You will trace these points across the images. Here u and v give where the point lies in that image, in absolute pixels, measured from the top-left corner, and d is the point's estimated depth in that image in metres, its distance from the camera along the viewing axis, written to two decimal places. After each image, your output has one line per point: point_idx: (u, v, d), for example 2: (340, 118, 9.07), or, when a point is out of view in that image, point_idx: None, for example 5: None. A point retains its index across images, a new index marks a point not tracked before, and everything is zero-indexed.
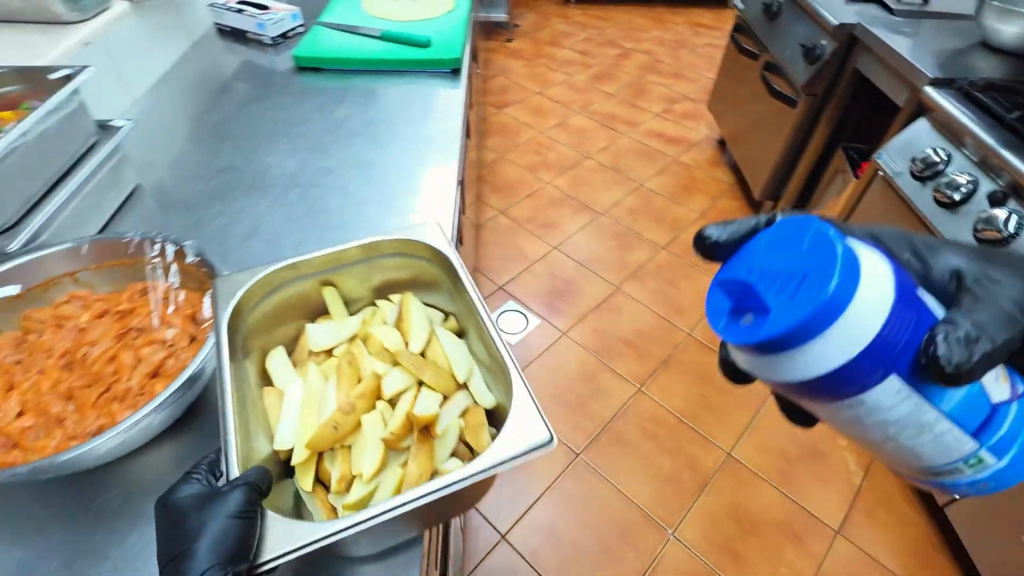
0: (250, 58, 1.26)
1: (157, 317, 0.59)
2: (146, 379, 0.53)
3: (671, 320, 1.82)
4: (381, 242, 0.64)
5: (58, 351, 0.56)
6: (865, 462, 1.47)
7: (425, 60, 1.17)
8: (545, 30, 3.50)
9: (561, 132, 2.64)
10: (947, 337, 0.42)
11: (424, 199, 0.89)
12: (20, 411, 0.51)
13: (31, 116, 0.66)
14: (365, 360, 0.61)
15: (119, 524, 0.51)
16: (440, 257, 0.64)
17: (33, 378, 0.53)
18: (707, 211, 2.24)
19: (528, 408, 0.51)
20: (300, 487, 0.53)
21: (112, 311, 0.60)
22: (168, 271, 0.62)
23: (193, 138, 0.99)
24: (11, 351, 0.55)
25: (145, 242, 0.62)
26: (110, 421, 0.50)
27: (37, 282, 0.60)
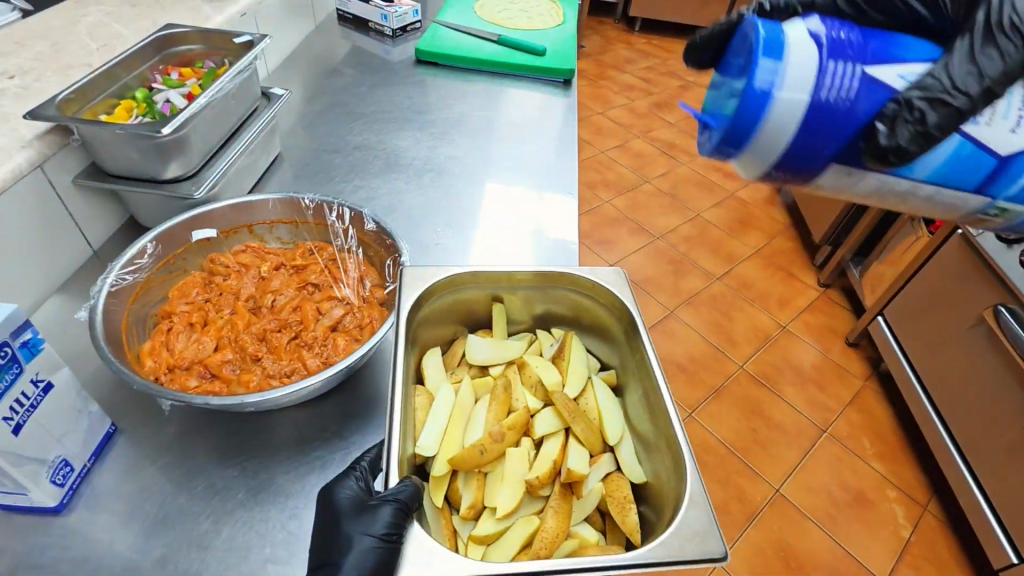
0: (369, 46, 1.31)
1: (331, 278, 0.64)
2: (328, 332, 0.58)
3: (723, 351, 1.82)
4: (569, 274, 0.58)
5: (244, 295, 0.61)
6: (914, 516, 1.46)
7: (540, 68, 1.21)
8: (609, 54, 3.56)
9: (621, 153, 2.68)
10: (897, 120, 0.35)
11: (546, 201, 0.92)
12: (218, 346, 0.56)
13: (224, 75, 0.69)
14: (520, 390, 0.55)
15: (293, 466, 0.54)
16: (623, 312, 0.57)
17: (227, 317, 0.58)
18: (762, 248, 2.25)
19: (703, 514, 0.44)
20: (430, 501, 0.50)
21: (288, 265, 0.65)
22: (347, 235, 0.66)
23: (328, 117, 1.05)
24: (202, 290, 0.61)
25: (324, 206, 0.66)
26: (301, 365, 0.55)
27: (224, 229, 0.65)
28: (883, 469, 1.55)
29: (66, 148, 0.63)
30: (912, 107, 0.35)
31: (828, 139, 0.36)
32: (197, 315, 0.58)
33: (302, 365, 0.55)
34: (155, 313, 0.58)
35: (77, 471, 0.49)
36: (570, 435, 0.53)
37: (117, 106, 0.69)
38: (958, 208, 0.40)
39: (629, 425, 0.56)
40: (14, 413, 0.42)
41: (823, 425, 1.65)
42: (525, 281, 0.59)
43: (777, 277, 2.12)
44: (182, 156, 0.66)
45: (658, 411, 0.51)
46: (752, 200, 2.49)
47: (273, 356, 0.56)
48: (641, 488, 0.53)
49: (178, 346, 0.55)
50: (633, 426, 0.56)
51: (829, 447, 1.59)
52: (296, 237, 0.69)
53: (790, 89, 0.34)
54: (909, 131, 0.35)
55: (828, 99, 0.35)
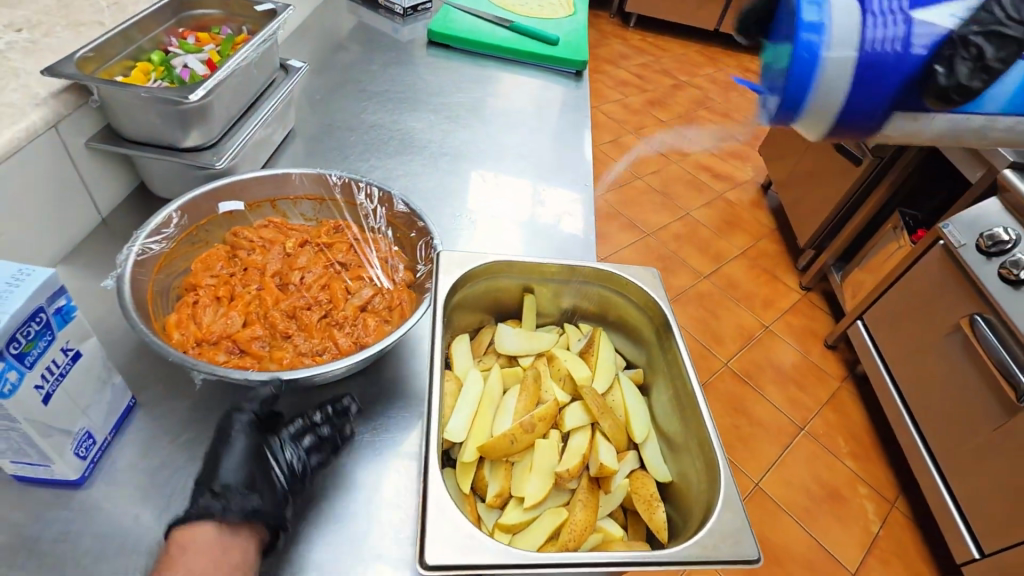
0: (379, 24, 1.29)
1: (357, 258, 0.64)
2: (357, 312, 0.58)
3: (708, 348, 1.87)
4: (601, 270, 0.59)
5: (270, 271, 0.60)
6: (882, 511, 1.53)
7: (552, 57, 1.21)
8: (603, 48, 3.57)
9: (614, 149, 2.70)
10: (955, 65, 0.33)
11: (559, 192, 0.92)
12: (246, 322, 0.55)
13: (248, 43, 0.67)
14: (549, 381, 0.53)
15: None
16: (656, 311, 0.57)
17: (255, 293, 0.58)
18: (748, 249, 2.30)
19: (739, 517, 0.41)
20: (455, 487, 0.46)
21: (313, 242, 0.65)
22: (375, 215, 0.67)
23: (339, 93, 1.03)
24: (226, 264, 0.60)
25: (352, 185, 0.67)
26: (332, 345, 0.55)
27: (250, 202, 0.65)
28: (856, 467, 1.62)
29: (82, 108, 0.60)
30: (969, 42, 0.32)
31: (877, 95, 0.35)
32: (223, 288, 0.58)
33: (333, 344, 0.55)
34: (177, 286, 0.57)
35: (98, 444, 0.48)
36: (596, 431, 0.51)
37: (132, 68, 0.66)
38: None
39: (654, 424, 0.55)
40: (46, 381, 0.40)
41: (801, 422, 1.70)
42: (556, 274, 0.59)
43: (761, 279, 2.17)
44: (204, 124, 0.64)
45: (689, 408, 0.50)
46: (739, 202, 2.54)
47: (303, 334, 0.56)
48: (666, 489, 0.50)
49: (206, 319, 0.54)
50: (658, 424, 0.54)
51: (806, 444, 1.65)
52: (318, 215, 0.70)
53: (839, 46, 0.33)
54: (970, 66, 0.32)
55: (875, 53, 0.33)
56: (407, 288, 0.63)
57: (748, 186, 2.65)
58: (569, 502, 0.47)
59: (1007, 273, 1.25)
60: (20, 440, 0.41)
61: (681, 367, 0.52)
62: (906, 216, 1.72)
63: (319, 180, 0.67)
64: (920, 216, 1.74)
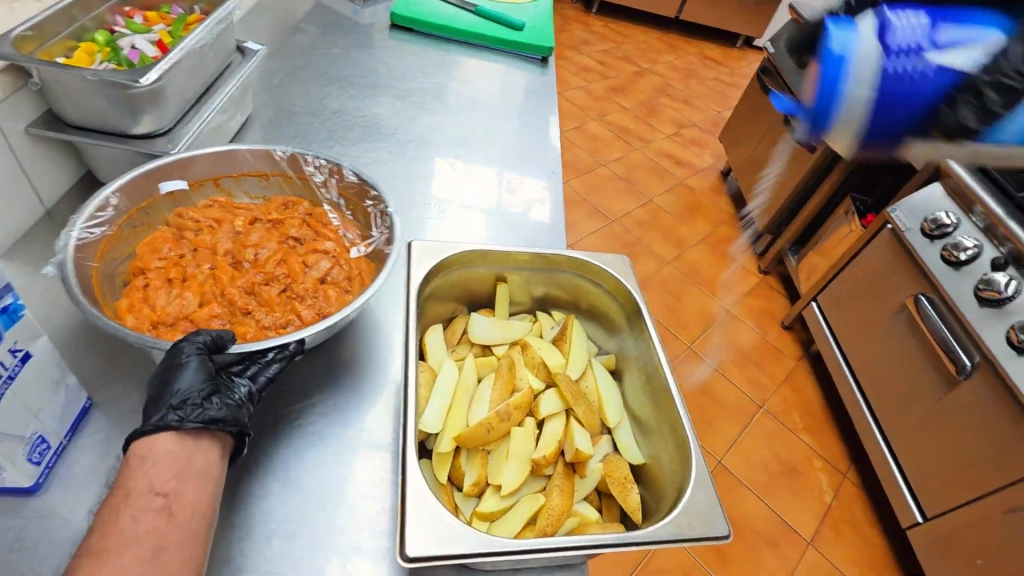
0: (338, 6, 1.25)
1: (312, 232, 0.63)
2: (317, 285, 0.57)
3: (672, 331, 1.91)
4: (573, 257, 0.59)
5: (222, 249, 0.58)
6: (835, 482, 1.61)
7: (518, 43, 1.20)
8: (566, 34, 3.56)
9: (578, 136, 2.71)
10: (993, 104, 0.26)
11: (525, 180, 0.92)
12: (201, 302, 0.53)
13: (202, 24, 0.64)
14: (524, 371, 0.54)
15: (279, 433, 0.52)
16: (627, 297, 0.58)
17: (207, 274, 0.56)
18: (709, 235, 2.36)
19: (709, 495, 0.43)
20: (434, 479, 0.46)
21: (263, 220, 0.63)
22: (329, 182, 0.65)
23: (299, 78, 0.99)
24: (175, 246, 0.58)
25: (300, 158, 0.65)
26: (294, 318, 0.54)
27: (192, 181, 0.62)
28: (811, 441, 1.70)
29: (20, 91, 0.56)
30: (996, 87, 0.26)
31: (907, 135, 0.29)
32: (173, 271, 0.55)
33: (296, 317, 0.54)
34: (124, 271, 0.55)
35: (53, 449, 0.45)
36: (570, 417, 0.52)
37: (74, 49, 0.62)
38: None
39: (626, 409, 0.56)
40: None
41: (760, 401, 1.77)
42: (527, 262, 0.60)
43: (722, 263, 2.24)
44: (157, 109, 0.60)
45: (661, 392, 0.51)
46: (701, 188, 2.59)
47: (263, 309, 0.55)
48: (638, 471, 0.52)
49: (160, 301, 0.52)
50: (630, 408, 0.56)
51: (764, 421, 1.72)
52: (265, 192, 0.67)
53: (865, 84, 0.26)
54: (975, 110, 0.26)
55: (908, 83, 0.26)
56: (365, 258, 0.62)
57: (709, 173, 2.71)
58: (545, 487, 0.48)
59: (948, 255, 1.34)
60: None
61: (653, 352, 0.53)
62: (857, 201, 1.80)
63: (268, 156, 0.64)
64: (870, 201, 1.83)
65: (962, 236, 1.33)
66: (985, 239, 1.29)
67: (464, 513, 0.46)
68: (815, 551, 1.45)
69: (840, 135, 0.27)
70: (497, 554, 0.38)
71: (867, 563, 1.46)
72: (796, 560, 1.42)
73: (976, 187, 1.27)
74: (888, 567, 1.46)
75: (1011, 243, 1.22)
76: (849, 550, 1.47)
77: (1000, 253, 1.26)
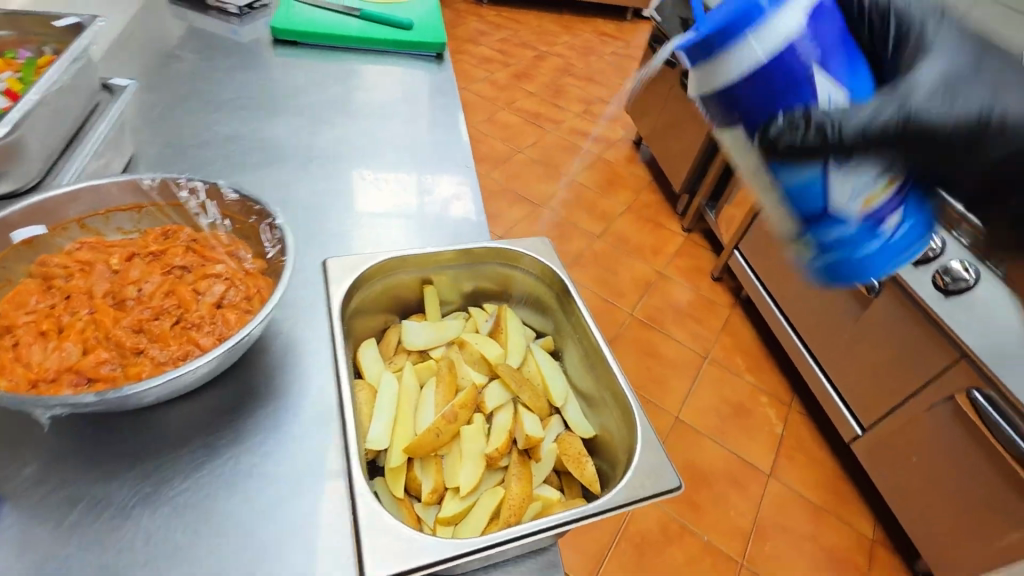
0: (213, 27, 1.18)
1: (201, 257, 0.59)
2: (214, 310, 0.54)
3: (612, 301, 1.97)
4: (495, 249, 0.59)
5: (100, 292, 0.53)
6: (782, 415, 1.72)
7: (410, 43, 1.18)
8: (461, 28, 3.54)
9: (490, 127, 2.71)
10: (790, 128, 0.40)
11: (441, 179, 0.91)
12: (84, 350, 0.49)
13: (54, 67, 0.59)
14: (463, 369, 0.54)
15: (207, 475, 0.49)
16: (552, 275, 0.59)
17: (87, 318, 0.51)
18: (632, 204, 2.44)
19: (655, 449, 0.45)
20: (390, 494, 0.45)
21: (141, 253, 0.58)
22: (206, 209, 0.61)
23: (182, 108, 0.93)
24: (43, 297, 0.52)
25: (170, 182, 0.60)
26: (194, 347, 0.51)
27: (51, 224, 0.56)
28: (754, 380, 1.80)
29: None
30: (796, 122, 0.40)
31: (766, 100, 0.41)
32: (47, 321, 0.50)
33: (195, 346, 0.51)
34: None
35: None
36: (518, 405, 0.52)
37: None
38: (786, 223, 0.46)
39: (570, 385, 0.57)
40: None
41: (703, 352, 1.86)
42: (452, 260, 0.59)
43: (647, 229, 2.32)
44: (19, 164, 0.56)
45: (597, 363, 0.52)
46: (616, 160, 2.67)
47: (157, 344, 0.51)
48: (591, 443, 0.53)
49: (35, 358, 0.48)
50: (574, 385, 0.56)
51: (711, 371, 1.80)
52: (139, 225, 0.62)
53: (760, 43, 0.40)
54: (792, 135, 0.40)
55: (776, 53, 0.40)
56: (262, 273, 0.58)
57: (622, 144, 2.79)
58: (504, 479, 0.48)
59: None
60: None
61: (584, 326, 0.55)
62: None
63: (137, 187, 0.60)
64: None
65: None
66: None
67: (426, 523, 0.45)
68: (775, 481, 1.54)
69: (713, 65, 0.41)
70: (462, 555, 0.38)
71: (822, 482, 1.57)
72: (760, 493, 1.50)
73: None
74: (840, 481, 1.58)
75: None
76: (805, 474, 1.58)
77: None
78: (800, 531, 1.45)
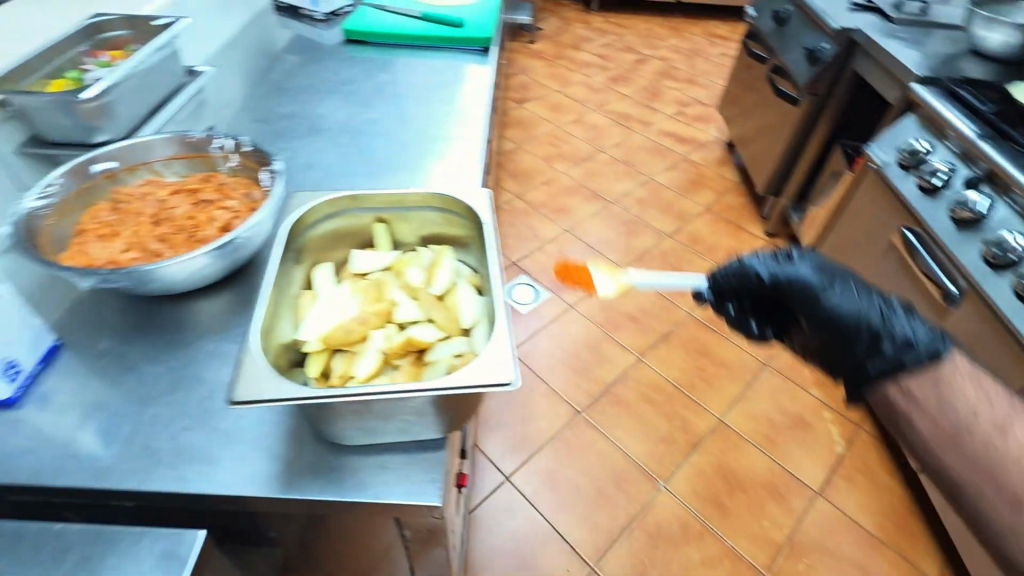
0: (302, 31, 1.39)
1: (220, 194, 0.74)
2: (219, 232, 0.69)
3: (673, 301, 1.93)
4: (412, 195, 0.68)
5: (147, 215, 0.71)
6: (848, 434, 1.57)
7: (459, 39, 1.28)
8: (567, 34, 3.62)
9: (577, 127, 2.77)
10: None
11: (456, 119, 1.08)
12: (126, 248, 0.66)
13: (143, 52, 0.80)
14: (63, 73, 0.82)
15: (184, 338, 0.67)
16: (461, 209, 0.67)
17: (133, 230, 0.69)
18: (712, 205, 2.36)
19: (505, 352, 0.51)
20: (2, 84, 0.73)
21: (183, 190, 0.75)
22: (229, 158, 0.77)
23: (258, 88, 1.15)
24: (110, 213, 0.71)
25: (209, 138, 0.77)
26: (179, 249, 0.66)
27: (125, 164, 0.75)
28: (821, 396, 1.66)
29: (9, 120, 0.74)
30: None
31: None
32: (105, 230, 0.68)
33: (198, 243, 0.68)
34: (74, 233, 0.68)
35: (24, 371, 0.60)
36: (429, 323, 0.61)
37: (49, 84, 0.79)
38: None
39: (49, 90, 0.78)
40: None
41: (765, 359, 1.75)
42: (384, 202, 0.69)
43: (726, 231, 2.23)
44: (109, 120, 0.77)
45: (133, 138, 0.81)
46: (704, 163, 2.59)
47: (170, 248, 0.67)
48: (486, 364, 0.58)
49: (93, 252, 0.65)
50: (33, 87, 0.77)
51: (770, 378, 1.70)
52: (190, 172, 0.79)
53: None
54: None
55: None
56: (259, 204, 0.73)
57: (714, 147, 2.70)
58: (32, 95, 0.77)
59: (923, 183, 1.33)
60: None
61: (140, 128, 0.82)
62: (847, 148, 1.77)
63: (182, 141, 0.77)
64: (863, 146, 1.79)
65: (939, 161, 1.31)
66: (961, 162, 1.28)
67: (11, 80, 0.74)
68: (825, 501, 1.42)
69: None
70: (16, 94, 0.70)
71: (883, 511, 1.41)
72: (802, 510, 1.39)
73: (946, 113, 1.31)
74: (907, 514, 1.41)
75: (983, 162, 1.22)
76: (863, 500, 1.43)
77: (975, 173, 1.24)
78: (843, 558, 1.32)
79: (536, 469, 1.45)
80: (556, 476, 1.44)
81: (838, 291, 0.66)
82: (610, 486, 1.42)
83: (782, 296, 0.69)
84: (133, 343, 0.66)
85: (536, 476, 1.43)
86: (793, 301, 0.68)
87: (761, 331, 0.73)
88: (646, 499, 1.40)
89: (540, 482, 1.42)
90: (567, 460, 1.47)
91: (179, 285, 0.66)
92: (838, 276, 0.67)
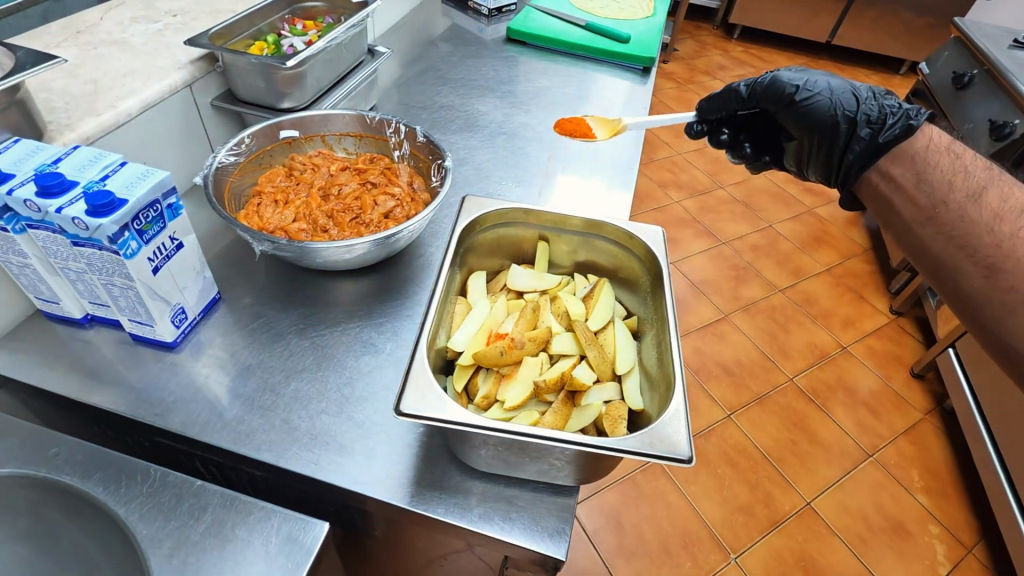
0: (465, 23, 1.40)
1: (385, 180, 0.74)
2: (381, 219, 0.69)
3: (774, 361, 1.80)
4: (607, 224, 0.64)
5: (316, 187, 0.72)
6: (955, 556, 1.39)
7: (620, 54, 1.24)
8: (702, 59, 3.49)
9: (699, 157, 2.66)
10: None
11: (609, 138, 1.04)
12: (294, 219, 0.68)
13: (341, 28, 0.82)
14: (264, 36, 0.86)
15: (329, 317, 0.68)
16: (638, 247, 0.63)
17: (304, 199, 0.70)
18: (833, 267, 2.18)
19: (678, 422, 0.46)
20: (213, 38, 0.78)
21: (352, 168, 0.76)
22: (401, 147, 0.78)
23: (418, 74, 1.16)
24: (285, 179, 0.73)
25: (385, 122, 0.77)
26: (343, 230, 0.67)
27: (305, 133, 0.76)
28: (930, 506, 1.48)
29: (210, 73, 0.79)
30: None
31: None
32: (280, 195, 0.70)
33: (360, 229, 0.68)
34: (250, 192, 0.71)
35: (188, 319, 0.62)
36: (582, 360, 0.57)
37: (251, 45, 0.84)
38: None
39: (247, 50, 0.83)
40: (101, 242, 0.49)
41: (870, 450, 1.59)
42: (572, 226, 0.66)
43: (845, 299, 2.05)
44: (299, 90, 0.79)
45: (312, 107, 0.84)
46: (831, 220, 2.40)
47: (337, 229, 0.68)
48: (637, 417, 0.54)
49: (266, 215, 0.67)
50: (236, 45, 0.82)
51: (872, 470, 1.54)
52: (359, 150, 0.80)
53: None
54: None
55: None
56: (423, 201, 0.73)
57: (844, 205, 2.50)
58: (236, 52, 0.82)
59: None
60: (135, 298, 0.55)
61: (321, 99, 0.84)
62: None
63: (361, 121, 0.77)
64: None
65: None
66: None
67: (221, 38, 0.79)
68: None
69: None
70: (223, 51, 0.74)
71: None
72: None
73: None
74: None
75: None
76: None
77: None
78: None
79: (601, 505, 1.39)
80: (621, 518, 1.37)
81: (811, 88, 0.74)
82: (677, 544, 1.34)
83: (765, 105, 0.78)
84: (282, 310, 0.68)
85: (601, 513, 1.37)
86: (770, 104, 0.78)
87: (752, 150, 0.86)
88: (714, 569, 1.30)
89: (604, 521, 1.36)
90: (635, 504, 1.40)
91: (341, 261, 0.67)
92: (809, 75, 0.76)
